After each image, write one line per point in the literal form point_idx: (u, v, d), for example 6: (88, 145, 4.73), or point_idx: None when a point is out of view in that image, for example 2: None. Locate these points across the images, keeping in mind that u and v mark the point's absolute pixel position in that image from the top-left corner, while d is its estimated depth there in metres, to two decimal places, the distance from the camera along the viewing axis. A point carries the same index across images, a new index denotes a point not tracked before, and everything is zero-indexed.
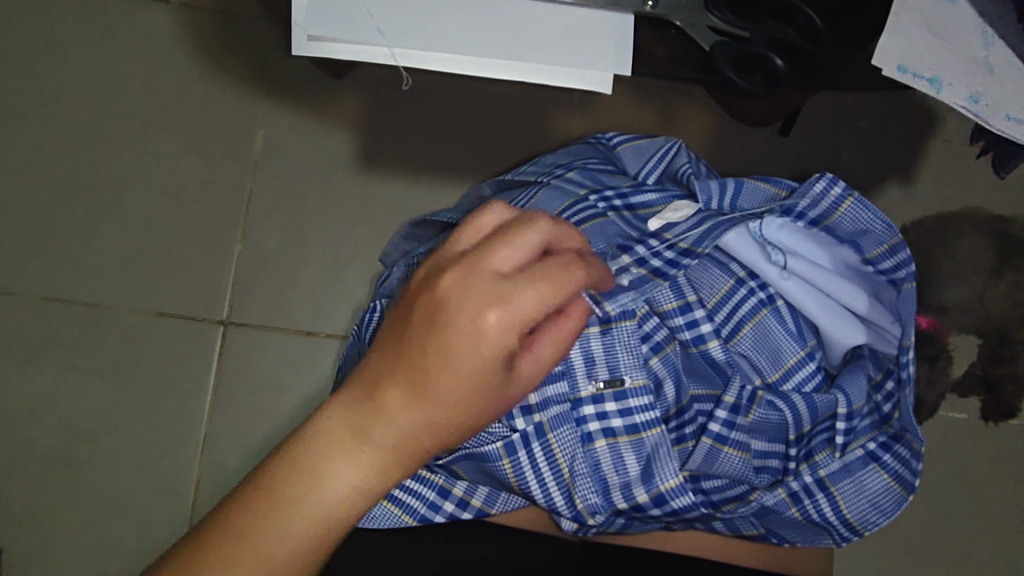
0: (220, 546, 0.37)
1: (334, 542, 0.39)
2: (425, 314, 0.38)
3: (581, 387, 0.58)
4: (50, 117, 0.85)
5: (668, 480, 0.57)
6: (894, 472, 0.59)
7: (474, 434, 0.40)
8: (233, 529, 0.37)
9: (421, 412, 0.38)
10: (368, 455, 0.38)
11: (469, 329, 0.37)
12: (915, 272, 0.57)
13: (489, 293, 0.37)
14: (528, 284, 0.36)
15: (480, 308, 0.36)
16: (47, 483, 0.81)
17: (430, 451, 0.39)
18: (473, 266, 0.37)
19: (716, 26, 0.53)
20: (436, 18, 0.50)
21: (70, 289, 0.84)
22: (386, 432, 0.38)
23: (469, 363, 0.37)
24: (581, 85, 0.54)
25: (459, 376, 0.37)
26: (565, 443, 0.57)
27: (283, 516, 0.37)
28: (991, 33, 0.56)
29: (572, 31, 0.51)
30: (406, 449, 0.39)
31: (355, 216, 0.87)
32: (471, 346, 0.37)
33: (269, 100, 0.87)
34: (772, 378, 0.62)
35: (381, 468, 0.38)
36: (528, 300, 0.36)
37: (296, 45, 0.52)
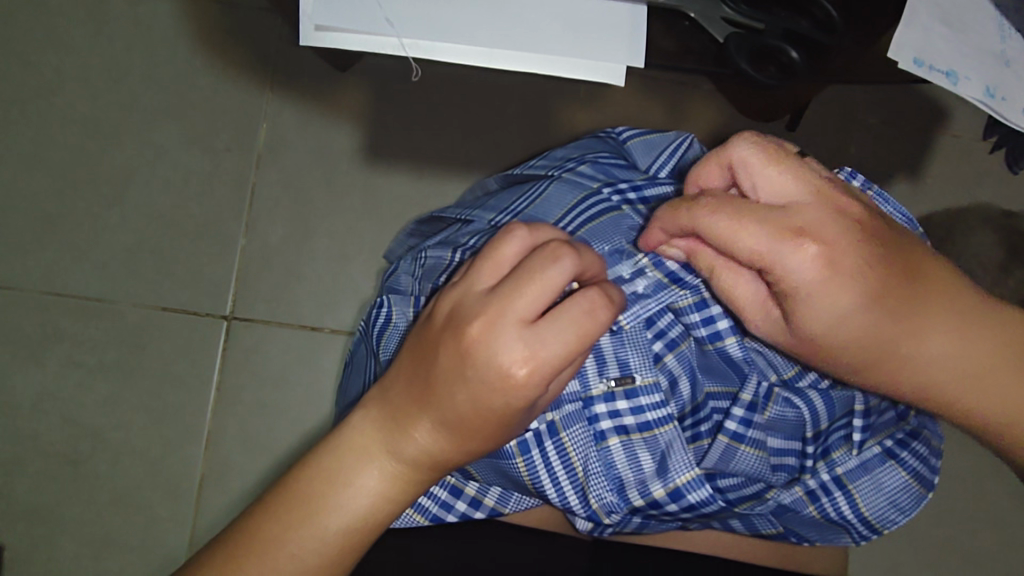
0: (260, 552, 0.40)
1: (366, 544, 0.42)
2: (452, 356, 0.39)
3: (592, 385, 0.56)
4: (52, 109, 0.84)
5: (684, 474, 0.57)
6: (912, 469, 0.61)
7: (497, 447, 0.43)
8: (270, 536, 0.41)
9: (448, 440, 0.40)
10: (400, 470, 0.41)
11: (491, 377, 0.38)
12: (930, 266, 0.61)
13: (512, 348, 0.37)
14: (548, 339, 0.37)
15: (504, 363, 0.37)
16: (49, 479, 0.80)
17: (454, 464, 0.42)
18: (498, 316, 0.38)
19: (730, 18, 0.52)
20: (448, 8, 0.50)
21: (72, 283, 0.83)
22: (417, 452, 0.41)
23: (495, 407, 0.39)
24: (592, 76, 0.51)
25: (478, 415, 0.39)
26: (578, 443, 0.56)
27: (316, 528, 0.40)
28: (1005, 26, 0.55)
29: (584, 20, 0.50)
30: (434, 465, 0.42)
31: (360, 211, 0.86)
32: (490, 394, 0.38)
33: (272, 92, 0.86)
34: (787, 375, 0.60)
35: (410, 481, 0.42)
36: (553, 350, 0.37)
37: (304, 33, 0.50)
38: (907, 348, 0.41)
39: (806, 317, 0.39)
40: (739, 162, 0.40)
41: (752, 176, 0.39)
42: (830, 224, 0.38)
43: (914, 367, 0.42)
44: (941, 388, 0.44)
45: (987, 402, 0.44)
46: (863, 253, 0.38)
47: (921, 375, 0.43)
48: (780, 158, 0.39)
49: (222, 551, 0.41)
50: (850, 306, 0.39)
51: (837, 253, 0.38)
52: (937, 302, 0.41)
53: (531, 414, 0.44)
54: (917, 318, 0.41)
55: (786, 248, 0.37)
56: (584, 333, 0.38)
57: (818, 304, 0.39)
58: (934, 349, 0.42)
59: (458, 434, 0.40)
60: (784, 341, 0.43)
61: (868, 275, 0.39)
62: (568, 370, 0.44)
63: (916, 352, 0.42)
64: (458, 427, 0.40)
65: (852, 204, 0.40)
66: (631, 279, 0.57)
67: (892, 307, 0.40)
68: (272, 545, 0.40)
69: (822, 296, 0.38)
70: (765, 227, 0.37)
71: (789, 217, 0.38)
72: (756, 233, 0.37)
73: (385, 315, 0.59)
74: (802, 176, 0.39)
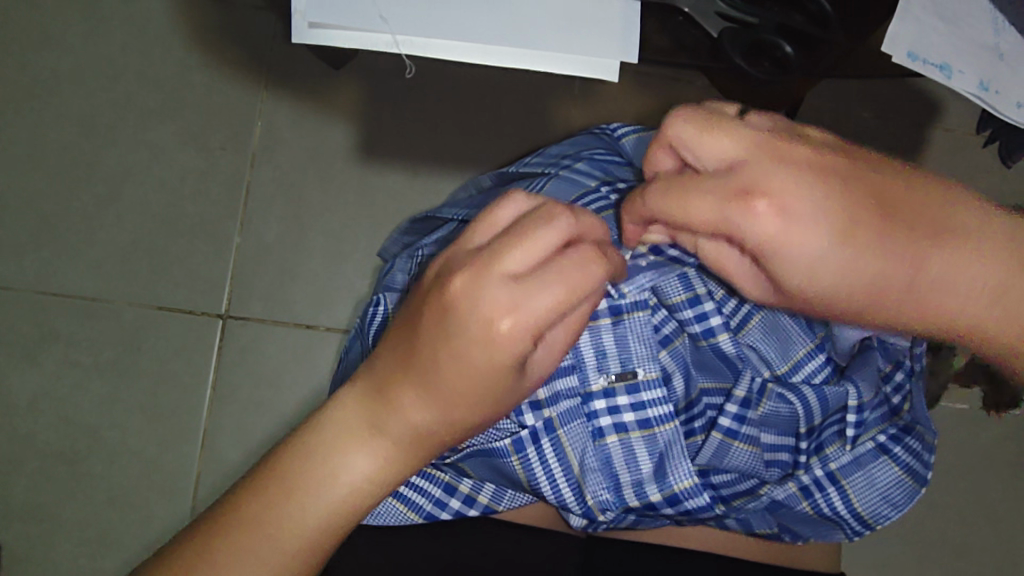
0: (250, 524, 0.41)
1: (358, 518, 0.42)
2: (436, 319, 0.38)
3: (591, 381, 0.58)
4: (47, 108, 0.84)
5: (683, 480, 0.57)
6: (905, 465, 0.60)
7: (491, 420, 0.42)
8: (261, 519, 0.41)
9: (433, 410, 0.39)
10: (385, 441, 0.41)
11: (473, 339, 0.37)
12: None
13: (500, 305, 0.36)
14: (540, 298, 0.36)
15: (495, 324, 0.36)
16: (46, 478, 0.80)
17: (450, 438, 0.41)
18: (484, 271, 0.37)
19: (724, 12, 0.52)
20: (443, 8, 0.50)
21: (68, 283, 0.83)
22: (402, 421, 0.40)
23: (480, 371, 0.38)
24: (589, 73, 0.51)
25: (463, 380, 0.38)
26: (575, 439, 0.57)
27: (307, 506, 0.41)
28: (998, 19, 0.55)
29: (580, 16, 0.50)
30: (424, 440, 0.41)
31: (354, 208, 0.86)
32: (473, 355, 0.37)
33: (267, 90, 0.85)
34: (781, 371, 0.61)
35: (398, 453, 0.41)
36: (541, 307, 0.36)
37: (296, 32, 0.50)
38: (917, 286, 0.36)
39: (786, 282, 0.36)
40: (675, 138, 0.38)
41: (693, 149, 0.37)
42: (779, 176, 0.35)
43: (949, 296, 0.36)
44: (989, 312, 0.37)
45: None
46: (820, 196, 0.34)
47: (961, 304, 0.37)
48: (715, 122, 0.37)
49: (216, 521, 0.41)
50: (825, 260, 0.35)
51: (789, 205, 0.34)
52: (933, 231, 0.35)
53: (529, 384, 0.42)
54: (917, 252, 0.35)
55: (733, 210, 0.34)
56: (574, 293, 0.36)
57: (791, 265, 0.35)
58: (958, 271, 0.36)
59: (444, 402, 0.39)
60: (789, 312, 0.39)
61: (832, 222, 0.34)
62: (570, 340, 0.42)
63: (942, 285, 0.36)
64: (446, 396, 0.39)
65: (799, 152, 0.36)
66: None
67: (878, 248, 0.35)
68: (264, 524, 0.41)
69: (790, 253, 0.35)
70: (707, 194, 0.35)
71: (732, 178, 0.35)
72: (702, 202, 0.35)
73: (381, 314, 0.59)
74: (740, 134, 0.36)
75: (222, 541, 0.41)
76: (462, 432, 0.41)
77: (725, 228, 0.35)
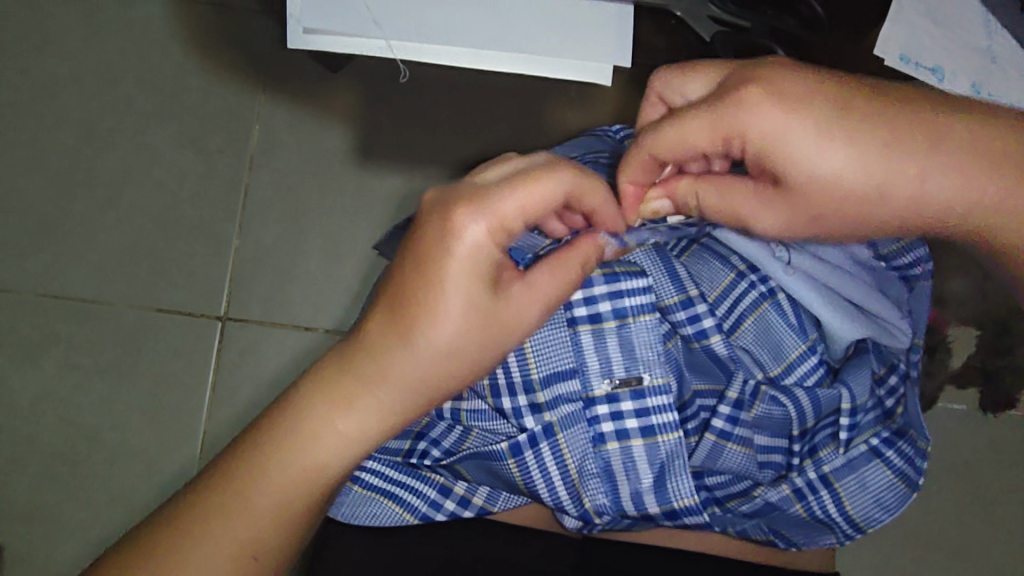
0: (251, 458, 0.44)
1: (349, 454, 0.45)
2: (422, 236, 0.44)
3: (594, 385, 0.60)
4: (46, 111, 0.84)
5: (682, 497, 0.59)
6: (897, 469, 0.61)
7: (477, 352, 0.45)
8: (268, 467, 0.44)
9: (420, 319, 0.44)
10: (373, 364, 0.44)
11: (452, 240, 0.43)
12: (930, 273, 0.65)
13: (464, 212, 0.43)
14: (496, 205, 0.43)
15: (461, 230, 0.43)
16: (47, 479, 0.81)
17: (435, 371, 0.45)
18: (458, 188, 0.45)
19: (717, 16, 0.59)
20: (435, 30, 0.63)
21: (68, 285, 0.83)
22: (385, 342, 0.44)
23: (459, 268, 0.43)
24: (583, 76, 0.66)
25: (446, 281, 0.43)
26: (575, 444, 0.59)
27: (308, 449, 0.44)
28: (991, 24, 0.63)
29: (569, 21, 0.63)
30: (404, 380, 0.44)
31: (352, 210, 0.86)
32: (454, 254, 0.43)
33: (265, 94, 0.86)
34: (774, 372, 0.63)
35: (384, 378, 0.44)
36: (509, 204, 0.43)
37: (296, 37, 0.64)
38: (909, 157, 0.43)
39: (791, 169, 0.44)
40: (660, 86, 0.50)
41: (675, 90, 0.49)
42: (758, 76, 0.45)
43: (932, 170, 0.43)
44: (976, 184, 0.43)
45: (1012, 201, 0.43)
46: (807, 88, 0.44)
47: (938, 182, 0.43)
48: (688, 69, 0.49)
49: (221, 466, 0.45)
50: (813, 145, 0.43)
51: (776, 93, 0.43)
52: (908, 113, 0.43)
53: (520, 320, 0.46)
54: (901, 127, 0.43)
55: (726, 109, 0.44)
56: (541, 196, 0.43)
57: (792, 153, 0.44)
58: (941, 140, 0.43)
59: (430, 313, 0.43)
60: (797, 218, 0.47)
61: (814, 108, 0.43)
62: (563, 283, 0.48)
63: (917, 164, 0.43)
64: (432, 308, 0.43)
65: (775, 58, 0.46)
66: (631, 274, 0.61)
67: (863, 127, 0.43)
68: (273, 472, 0.44)
69: (779, 144, 0.44)
70: (701, 105, 0.45)
71: (717, 89, 0.46)
72: (696, 115, 0.45)
73: None
74: (712, 68, 0.48)
75: (226, 472, 0.45)
76: (449, 363, 0.45)
77: (709, 147, 0.46)
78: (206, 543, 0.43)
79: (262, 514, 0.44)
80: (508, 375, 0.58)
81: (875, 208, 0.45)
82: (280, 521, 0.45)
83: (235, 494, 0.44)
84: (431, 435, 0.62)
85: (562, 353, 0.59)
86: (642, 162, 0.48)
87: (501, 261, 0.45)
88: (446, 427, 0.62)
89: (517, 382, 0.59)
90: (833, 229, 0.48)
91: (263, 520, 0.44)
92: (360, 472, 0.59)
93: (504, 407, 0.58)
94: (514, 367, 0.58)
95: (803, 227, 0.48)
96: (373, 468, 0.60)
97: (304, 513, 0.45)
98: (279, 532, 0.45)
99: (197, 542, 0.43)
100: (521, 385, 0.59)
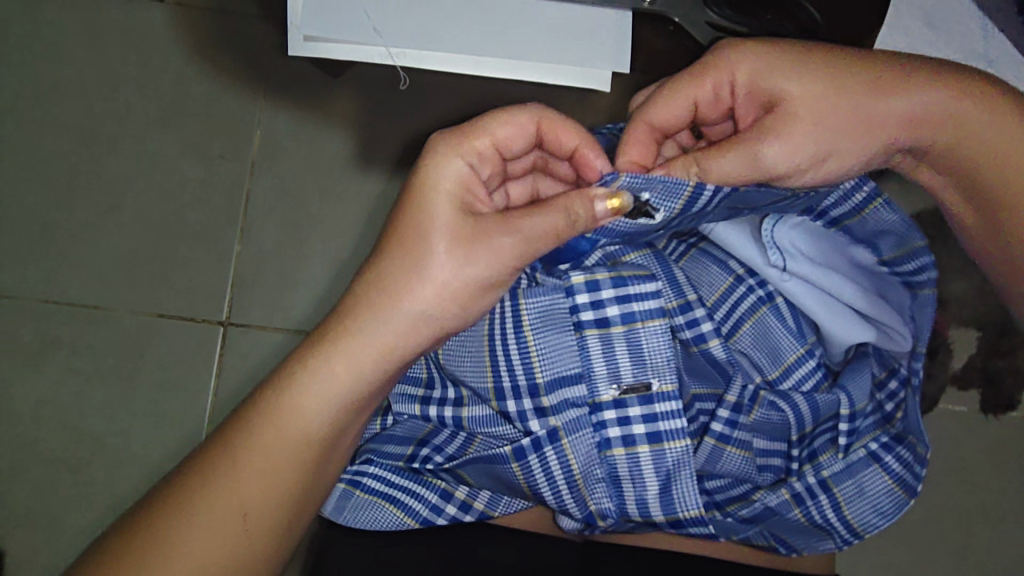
0: (266, 386, 0.51)
1: (346, 376, 0.51)
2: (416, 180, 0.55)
3: (600, 391, 0.60)
4: (47, 118, 0.84)
5: (688, 509, 0.60)
6: (895, 474, 0.62)
7: (454, 265, 0.51)
8: (277, 408, 0.50)
9: (409, 233, 0.52)
10: (368, 290, 0.52)
11: (434, 167, 0.53)
12: (935, 279, 0.59)
13: (442, 148, 0.53)
14: (469, 145, 0.53)
15: (442, 164, 0.52)
16: (50, 483, 0.82)
17: (424, 295, 0.51)
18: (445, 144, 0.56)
19: (715, 21, 0.62)
20: (429, 38, 0.64)
21: (69, 292, 0.84)
22: (379, 269, 0.52)
23: (442, 183, 0.52)
24: (578, 81, 0.67)
25: (430, 201, 0.52)
26: (580, 448, 0.60)
27: (311, 383, 0.50)
28: (989, 27, 0.65)
29: (561, 28, 0.65)
30: (393, 294, 0.51)
31: (353, 215, 0.87)
32: (434, 177, 0.52)
33: (265, 99, 0.86)
34: (772, 377, 0.63)
35: (375, 299, 0.51)
36: (480, 133, 0.54)
37: (293, 45, 0.66)
38: (865, 67, 0.56)
39: (781, 79, 0.55)
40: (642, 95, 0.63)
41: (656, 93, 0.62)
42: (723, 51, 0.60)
43: (895, 78, 0.55)
44: (929, 90, 0.55)
45: (958, 100, 0.56)
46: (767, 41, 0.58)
47: (895, 81, 0.55)
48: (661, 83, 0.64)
49: (238, 412, 0.51)
50: (790, 63, 0.56)
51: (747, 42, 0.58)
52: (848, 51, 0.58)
53: (499, 252, 0.51)
54: (847, 52, 0.57)
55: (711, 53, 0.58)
56: (509, 123, 0.54)
57: (775, 72, 0.56)
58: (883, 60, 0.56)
59: (419, 231, 0.52)
60: (801, 128, 0.55)
61: (779, 44, 0.57)
62: (543, 222, 0.51)
63: (882, 75, 0.55)
64: (419, 228, 0.52)
65: None
66: (639, 278, 0.60)
67: (819, 53, 0.56)
68: (281, 414, 0.50)
69: (763, 66, 0.56)
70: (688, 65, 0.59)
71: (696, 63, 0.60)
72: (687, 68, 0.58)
73: None
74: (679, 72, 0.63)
75: (244, 405, 0.51)
76: (432, 288, 0.51)
77: (710, 87, 0.57)
78: (219, 487, 0.48)
79: (262, 433, 0.49)
80: (513, 379, 0.59)
81: (861, 114, 0.55)
82: (278, 444, 0.49)
83: (245, 438, 0.49)
84: (434, 441, 0.62)
85: (567, 359, 0.60)
86: (645, 122, 0.57)
87: (477, 192, 0.53)
88: (449, 434, 0.62)
89: (522, 386, 0.59)
90: (833, 144, 0.55)
91: (271, 464, 0.49)
92: (360, 476, 0.60)
93: (509, 410, 0.59)
94: (519, 371, 0.59)
95: (808, 146, 0.55)
96: (375, 472, 0.60)
97: (304, 444, 0.50)
98: (279, 455, 0.49)
99: (210, 491, 0.48)
100: (526, 388, 0.59)
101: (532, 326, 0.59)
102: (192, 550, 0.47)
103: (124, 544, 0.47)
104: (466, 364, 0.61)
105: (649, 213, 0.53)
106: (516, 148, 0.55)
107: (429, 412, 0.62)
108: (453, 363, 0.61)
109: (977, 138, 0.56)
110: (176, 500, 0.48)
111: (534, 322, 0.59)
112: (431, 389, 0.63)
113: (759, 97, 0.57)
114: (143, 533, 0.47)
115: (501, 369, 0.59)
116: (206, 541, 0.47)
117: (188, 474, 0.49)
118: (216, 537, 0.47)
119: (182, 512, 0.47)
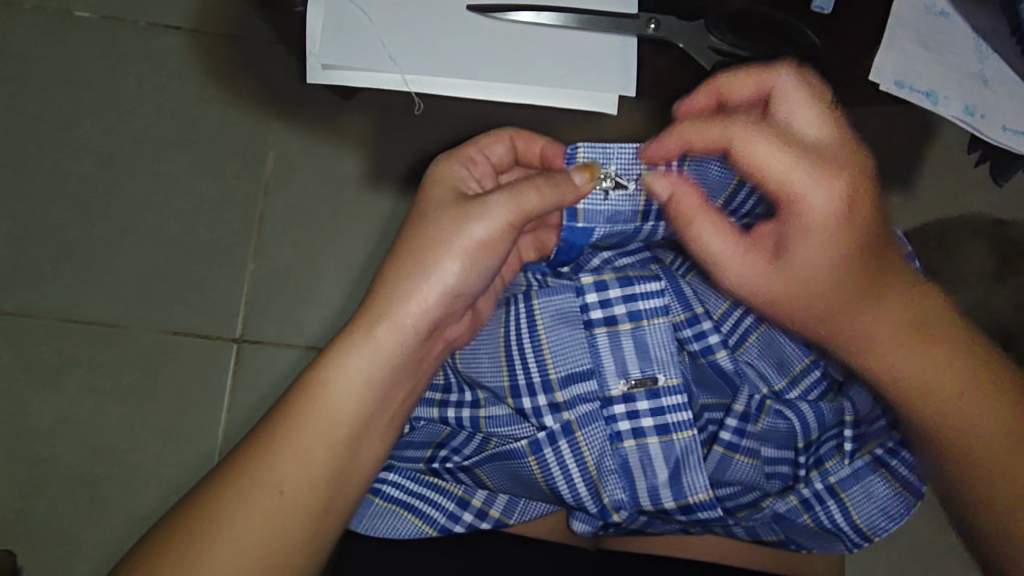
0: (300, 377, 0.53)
1: (378, 357, 0.53)
2: None
3: (611, 386, 0.62)
4: (65, 141, 0.87)
5: (697, 493, 0.61)
6: (901, 478, 0.63)
7: (456, 229, 0.55)
8: (309, 386, 0.51)
9: (410, 218, 0.57)
10: (383, 276, 0.55)
11: (431, 170, 0.60)
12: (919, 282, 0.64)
13: (439, 158, 0.61)
14: (462, 152, 0.61)
15: (436, 166, 0.60)
16: (67, 499, 0.83)
17: (431, 260, 0.55)
18: None
19: (718, 47, 0.63)
20: (437, 62, 0.67)
21: (87, 311, 0.86)
22: (394, 257, 0.56)
23: (435, 176, 0.59)
24: (592, 106, 0.68)
25: (426, 192, 0.59)
26: (593, 442, 0.62)
27: (343, 362, 0.52)
28: (983, 46, 0.67)
29: (568, 56, 0.67)
30: (402, 268, 0.55)
31: (364, 233, 0.89)
32: (431, 175, 0.60)
33: (279, 122, 0.88)
34: (778, 386, 0.65)
35: (394, 284, 0.54)
36: (469, 144, 0.62)
37: (312, 72, 0.67)
38: (874, 303, 0.53)
39: (802, 249, 0.51)
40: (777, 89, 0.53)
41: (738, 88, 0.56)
42: (844, 161, 0.51)
43: (905, 324, 0.54)
44: (912, 360, 0.54)
45: (932, 377, 0.55)
46: (852, 210, 0.50)
47: (888, 332, 0.54)
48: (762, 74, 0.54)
49: (277, 406, 0.52)
50: (829, 256, 0.51)
51: (853, 194, 0.50)
52: (897, 263, 0.54)
53: (487, 210, 0.55)
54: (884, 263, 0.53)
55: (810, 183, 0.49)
56: (493, 140, 0.63)
57: (811, 245, 0.51)
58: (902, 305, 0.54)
59: (418, 216, 0.57)
60: (751, 283, 0.55)
61: (851, 227, 0.50)
62: (523, 181, 0.55)
63: (893, 307, 0.53)
64: (418, 215, 0.57)
65: (862, 163, 0.52)
66: (643, 277, 0.63)
67: (867, 259, 0.52)
68: (313, 392, 0.51)
69: (812, 238, 0.51)
70: (794, 156, 0.50)
71: (816, 150, 0.50)
72: (780, 160, 0.50)
73: None
74: (824, 115, 0.52)
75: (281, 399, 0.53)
76: (451, 258, 0.55)
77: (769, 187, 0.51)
78: (254, 469, 0.49)
79: (295, 412, 0.51)
80: (528, 375, 0.61)
81: (824, 321, 0.54)
82: (315, 423, 0.51)
83: (282, 425, 0.50)
84: (452, 444, 0.63)
85: (578, 355, 0.62)
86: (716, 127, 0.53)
87: (467, 183, 0.59)
88: (466, 436, 0.64)
89: (537, 382, 0.61)
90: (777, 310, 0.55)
91: (304, 446, 0.50)
92: (380, 484, 0.62)
93: (525, 407, 0.61)
94: (534, 368, 0.61)
95: (749, 292, 0.56)
96: (394, 480, 0.62)
97: (337, 427, 0.51)
98: (315, 431, 0.50)
99: (240, 479, 0.49)
100: (540, 385, 0.61)
101: (546, 324, 0.62)
102: (230, 531, 0.48)
103: (168, 543, 0.48)
104: (483, 364, 0.63)
105: (619, 183, 0.60)
106: (500, 157, 0.63)
107: (447, 414, 0.63)
108: (468, 362, 0.64)
109: (906, 404, 0.56)
110: (214, 490, 0.49)
111: (547, 321, 0.62)
112: (448, 394, 0.65)
113: (773, 233, 0.53)
114: (192, 525, 0.48)
115: (516, 366, 0.62)
116: (248, 526, 0.48)
117: (217, 475, 0.50)
118: (254, 518, 0.48)
119: (219, 504, 0.48)
